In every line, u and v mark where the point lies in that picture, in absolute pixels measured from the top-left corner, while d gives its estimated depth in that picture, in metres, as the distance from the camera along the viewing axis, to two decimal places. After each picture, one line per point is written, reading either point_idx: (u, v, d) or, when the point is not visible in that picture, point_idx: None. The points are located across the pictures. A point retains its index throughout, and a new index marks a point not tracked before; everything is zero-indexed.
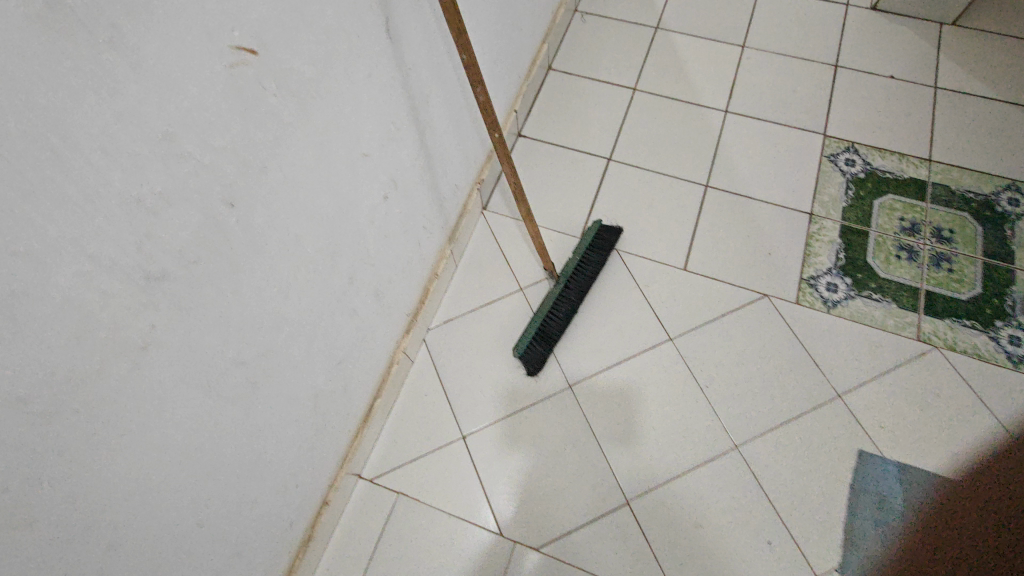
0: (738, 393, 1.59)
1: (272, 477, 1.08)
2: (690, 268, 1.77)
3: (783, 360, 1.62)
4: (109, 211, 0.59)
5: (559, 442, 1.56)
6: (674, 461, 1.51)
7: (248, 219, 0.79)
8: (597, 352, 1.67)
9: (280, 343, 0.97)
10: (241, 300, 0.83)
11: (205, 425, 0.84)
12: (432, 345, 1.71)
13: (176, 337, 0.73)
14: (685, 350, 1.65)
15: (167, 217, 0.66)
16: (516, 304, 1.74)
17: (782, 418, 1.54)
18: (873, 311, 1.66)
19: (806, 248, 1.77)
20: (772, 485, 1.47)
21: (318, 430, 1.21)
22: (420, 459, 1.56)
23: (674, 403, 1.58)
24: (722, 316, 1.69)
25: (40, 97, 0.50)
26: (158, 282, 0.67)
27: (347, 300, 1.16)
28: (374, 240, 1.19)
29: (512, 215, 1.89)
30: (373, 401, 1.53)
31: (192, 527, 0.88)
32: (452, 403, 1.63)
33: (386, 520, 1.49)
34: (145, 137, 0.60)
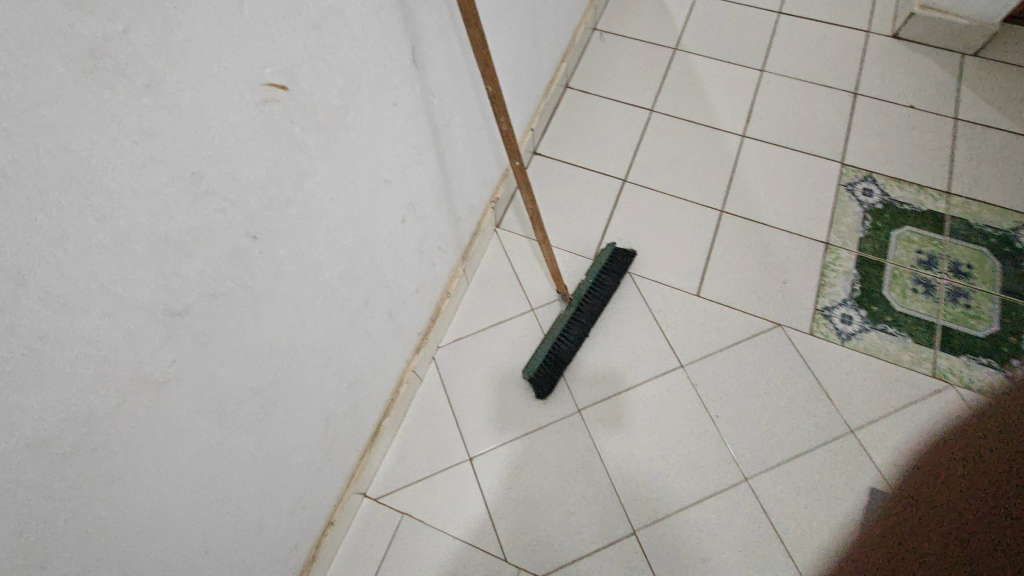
0: (749, 424, 1.57)
1: (281, 500, 1.07)
2: (704, 294, 1.76)
3: (795, 392, 1.60)
4: (138, 251, 0.59)
5: (567, 468, 1.54)
6: (682, 492, 1.50)
7: (271, 251, 0.79)
8: (607, 376, 1.66)
9: (295, 368, 0.97)
10: (260, 330, 0.83)
11: (219, 453, 0.83)
12: (442, 363, 1.71)
13: (196, 370, 0.73)
14: (696, 379, 1.64)
15: (193, 254, 0.66)
16: (526, 324, 1.74)
17: (794, 452, 1.52)
18: (887, 345, 1.64)
19: (821, 278, 1.75)
20: (781, 520, 1.45)
21: (328, 451, 1.21)
22: (426, 480, 1.55)
23: (683, 432, 1.57)
24: (735, 344, 1.68)
25: (78, 145, 0.50)
26: (180, 318, 0.67)
27: (362, 323, 1.15)
28: (391, 263, 1.19)
29: (526, 233, 1.88)
30: (381, 419, 1.53)
31: (201, 554, 0.88)
32: (460, 424, 1.62)
33: (390, 540, 1.48)
34: (176, 177, 0.60)
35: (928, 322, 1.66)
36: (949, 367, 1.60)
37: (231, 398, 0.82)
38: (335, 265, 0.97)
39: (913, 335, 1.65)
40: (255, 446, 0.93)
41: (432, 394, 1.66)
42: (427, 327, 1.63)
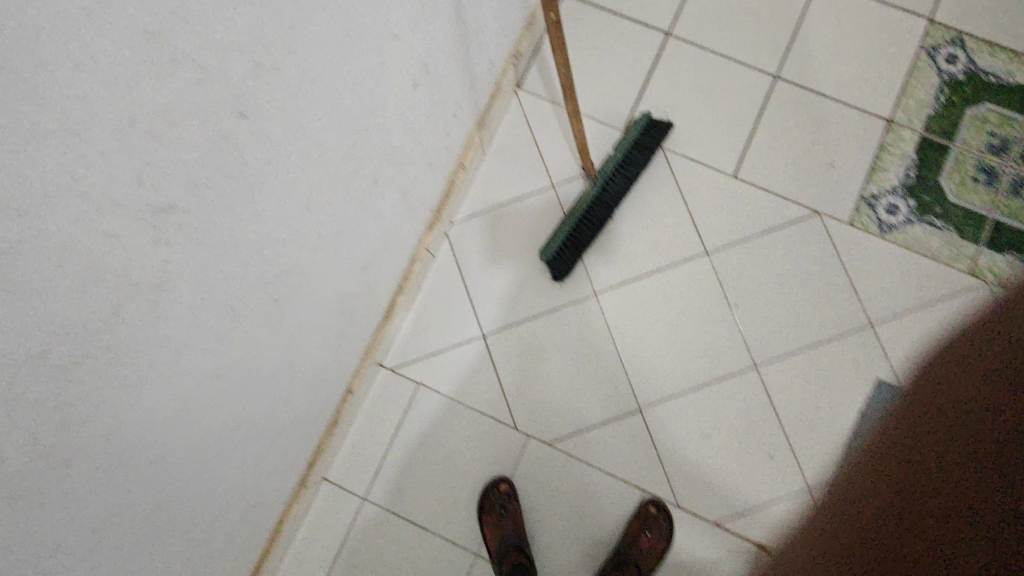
0: (769, 315, 1.54)
1: (300, 380, 1.09)
2: (742, 175, 1.61)
3: (821, 285, 1.54)
4: (100, 141, 0.48)
5: (580, 349, 1.56)
6: (691, 376, 1.53)
7: (263, 130, 0.67)
8: (627, 260, 1.59)
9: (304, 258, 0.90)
10: (259, 221, 0.74)
11: (232, 347, 0.81)
12: (455, 240, 1.63)
13: (192, 270, 0.66)
14: (721, 267, 1.57)
15: (169, 141, 0.55)
16: (545, 201, 1.62)
17: (808, 344, 1.52)
18: (931, 240, 1.54)
19: (875, 161, 1.59)
20: (783, 405, 1.50)
21: (343, 333, 1.20)
22: (440, 355, 1.58)
23: (700, 320, 1.55)
24: (767, 231, 1.58)
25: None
26: (166, 215, 0.59)
27: (371, 205, 1.06)
28: (401, 136, 1.05)
29: (551, 97, 1.67)
30: (394, 296, 1.50)
31: (228, 433, 0.91)
32: (474, 302, 1.60)
33: (407, 407, 1.56)
34: (128, 40, 0.46)
35: (981, 216, 1.54)
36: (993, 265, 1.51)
37: (237, 295, 0.76)
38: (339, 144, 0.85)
39: (961, 229, 1.54)
40: (268, 335, 0.90)
41: (444, 271, 1.62)
42: (440, 202, 1.53)
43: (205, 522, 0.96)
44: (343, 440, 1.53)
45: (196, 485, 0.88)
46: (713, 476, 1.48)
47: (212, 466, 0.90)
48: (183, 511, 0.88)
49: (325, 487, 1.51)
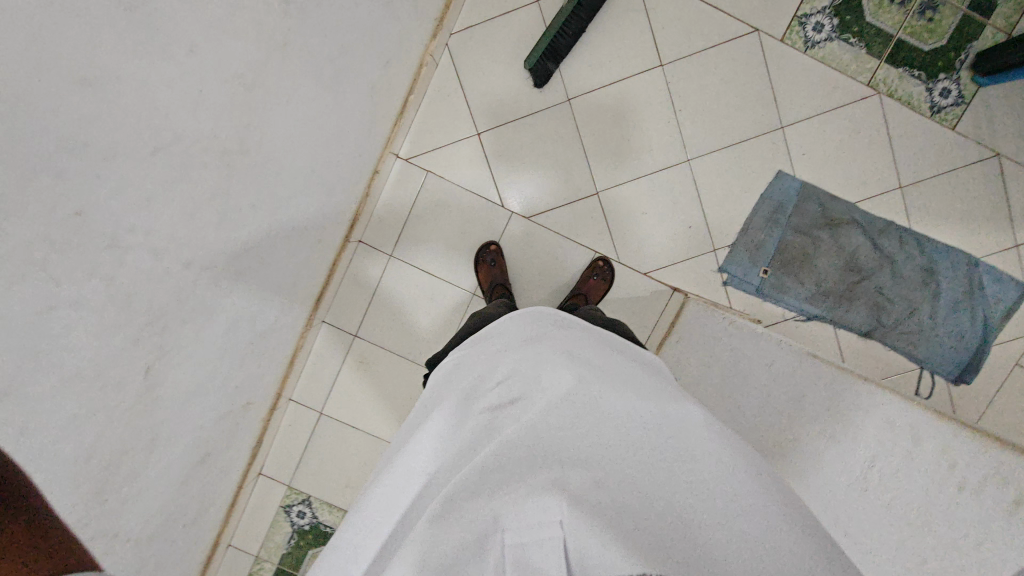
0: (810, 163, 1.23)
1: (262, 322, 0.95)
2: (782, 71, 1.22)
3: (871, 120, 1.22)
4: (113, 21, 0.39)
5: (567, 207, 1.25)
6: (686, 280, 1.27)
7: (249, 41, 0.56)
8: (626, 231, 1.26)
9: (270, 172, 0.73)
10: (236, 140, 0.61)
11: (200, 261, 0.65)
12: (396, 186, 1.25)
13: (163, 198, 0.53)
14: (674, 87, 1.22)
15: (172, 39, 0.45)
16: (524, 24, 1.20)
17: (850, 157, 1.23)
18: (849, 61, 1.21)
19: (909, 24, 1.19)
20: (790, 286, 1.24)
21: (303, 276, 1.05)
22: (381, 298, 1.27)
23: (691, 199, 1.25)
24: (813, 119, 1.22)
25: (123, 73, 0.42)
26: (168, 146, 0.51)
27: (337, 144, 0.91)
28: (329, 55, 0.74)
29: (532, 13, 1.20)
30: (353, 217, 1.18)
31: (194, 371, 0.77)
32: (420, 200, 1.26)
33: (331, 386, 1.29)
34: None
35: (986, 16, 1.18)
36: (890, 81, 1.21)
37: (197, 215, 0.60)
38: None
39: (903, 19, 1.19)
40: (265, 255, 0.83)
41: (394, 187, 1.25)
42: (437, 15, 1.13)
43: (164, 475, 0.82)
44: (278, 423, 1.27)
45: (144, 432, 0.70)
46: (740, 305, 1.27)
47: (170, 412, 0.76)
48: (133, 467, 0.71)
49: (254, 481, 1.27)
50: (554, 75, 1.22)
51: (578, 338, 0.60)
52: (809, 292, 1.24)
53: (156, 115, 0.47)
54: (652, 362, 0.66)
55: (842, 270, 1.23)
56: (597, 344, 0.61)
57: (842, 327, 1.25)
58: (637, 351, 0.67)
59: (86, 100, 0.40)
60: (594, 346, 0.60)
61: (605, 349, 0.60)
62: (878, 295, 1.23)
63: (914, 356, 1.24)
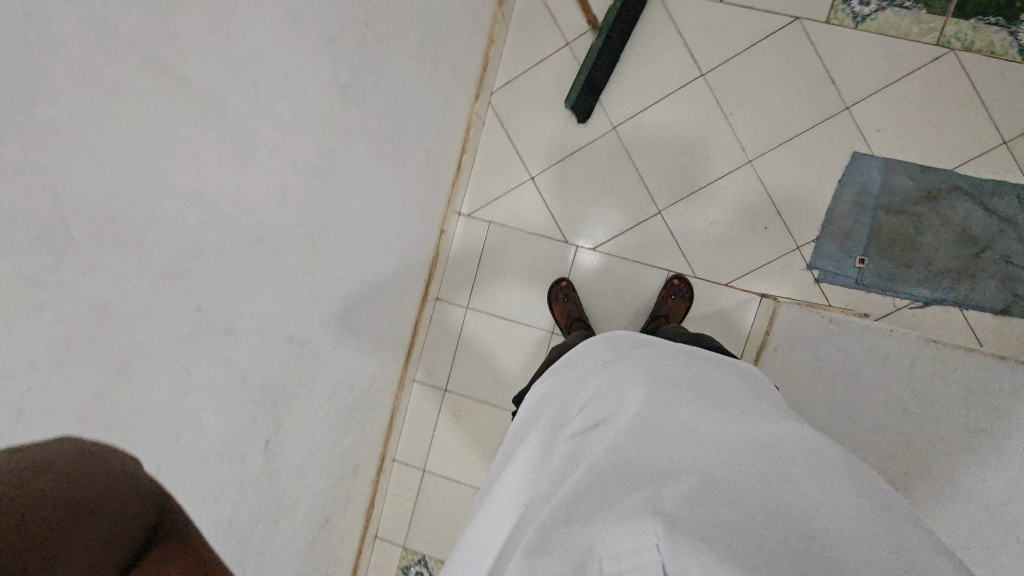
0: (889, 138, 1.14)
1: (360, 387, 1.01)
2: (836, 52, 1.16)
3: (951, 79, 1.12)
4: (210, 142, 0.47)
5: (632, 231, 1.24)
6: (773, 284, 1.19)
7: (317, 138, 0.63)
8: (698, 245, 1.22)
9: (349, 247, 0.80)
10: (317, 224, 0.69)
11: (299, 336, 0.72)
12: (463, 242, 1.32)
13: (263, 286, 0.60)
14: (721, 93, 1.19)
15: (255, 149, 0.53)
16: (559, 67, 1.25)
17: (935, 123, 1.13)
18: (909, 25, 1.13)
19: None
20: (894, 271, 1.13)
21: (391, 339, 1.11)
22: (464, 350, 1.32)
23: (761, 200, 1.19)
24: (882, 92, 1.14)
25: (221, 184, 0.49)
26: (262, 240, 0.58)
27: (403, 212, 0.98)
28: (386, 135, 0.82)
29: (566, 57, 1.24)
30: (427, 277, 1.24)
31: (305, 439, 0.83)
32: (487, 251, 1.31)
33: (430, 442, 1.33)
34: (201, 52, 0.43)
35: None
36: (963, 35, 1.11)
37: (292, 296, 0.67)
38: (311, 30, 0.56)
39: None
40: (354, 324, 0.90)
41: (462, 243, 1.32)
42: (476, 78, 1.20)
43: (290, 543, 0.87)
44: (386, 484, 1.32)
45: (270, 502, 0.77)
46: (839, 301, 1.17)
47: (290, 481, 0.82)
48: (263, 536, 0.77)
49: (372, 544, 1.32)
50: (596, 108, 1.24)
51: (661, 356, 0.61)
52: (918, 275, 1.12)
53: (250, 215, 0.55)
54: (741, 371, 0.64)
55: (952, 245, 1.11)
56: (682, 360, 0.61)
57: (967, 306, 1.12)
58: (724, 361, 0.65)
59: (195, 211, 0.47)
60: (679, 363, 0.60)
61: (691, 364, 0.60)
62: (1002, 264, 1.10)
63: None
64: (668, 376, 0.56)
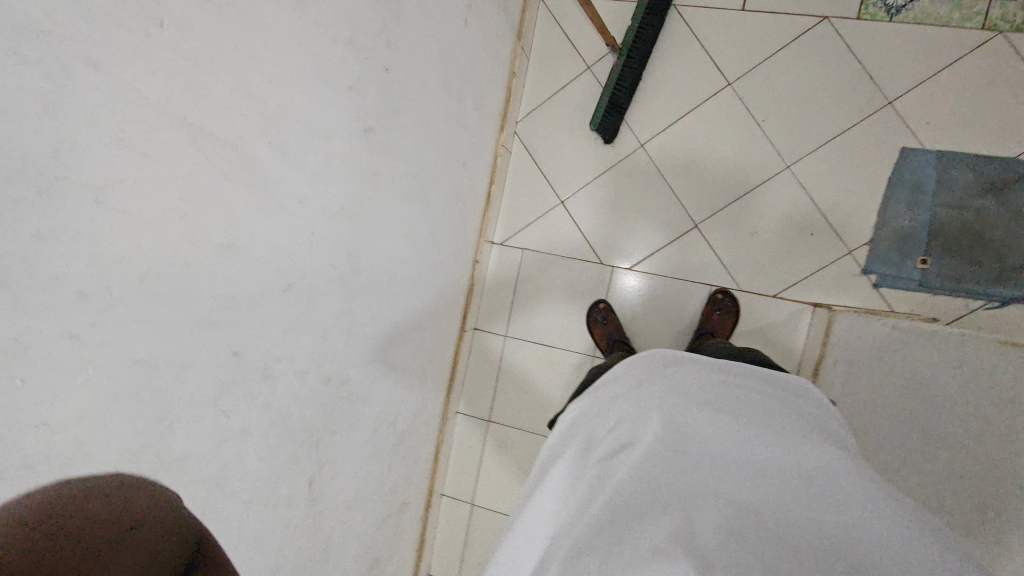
0: (940, 131, 1.07)
1: (402, 423, 1.01)
2: (871, 48, 1.10)
3: (1004, 63, 1.05)
4: (241, 196, 0.49)
5: (668, 248, 1.21)
6: (826, 293, 1.13)
7: (344, 182, 0.65)
8: (739, 257, 1.17)
9: (383, 285, 0.81)
10: (350, 265, 0.70)
11: (338, 376, 0.73)
12: (498, 271, 1.32)
13: (300, 329, 0.62)
14: (750, 101, 1.16)
15: (284, 198, 0.55)
16: (582, 91, 1.25)
17: (991, 110, 1.05)
18: (950, 11, 1.07)
19: None
20: (961, 271, 1.05)
21: (431, 373, 1.11)
22: (506, 379, 1.30)
23: (804, 205, 1.14)
24: (927, 84, 1.08)
25: (254, 235, 0.51)
26: (295, 285, 0.59)
27: (435, 247, 0.99)
28: (413, 173, 0.83)
29: (588, 81, 1.25)
30: (464, 309, 1.25)
31: (350, 478, 0.84)
32: (522, 278, 1.30)
33: (477, 475, 1.31)
34: (227, 113, 0.45)
35: None
36: (1013, 14, 1.04)
37: (329, 336, 0.69)
38: (334, 79, 0.59)
39: None
40: (393, 360, 0.90)
41: (496, 272, 1.32)
42: (501, 109, 1.22)
43: None
44: (436, 520, 1.31)
45: (318, 544, 0.77)
46: (901, 306, 1.09)
47: (337, 522, 0.82)
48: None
49: None
50: (623, 128, 1.24)
51: (699, 376, 0.59)
52: (990, 273, 1.03)
53: (284, 260, 0.56)
54: (785, 385, 0.61)
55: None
56: (723, 382, 0.58)
57: None
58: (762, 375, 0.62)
59: (230, 261, 0.49)
60: (719, 385, 0.57)
61: (732, 385, 0.57)
62: None
63: None
64: (704, 400, 0.54)
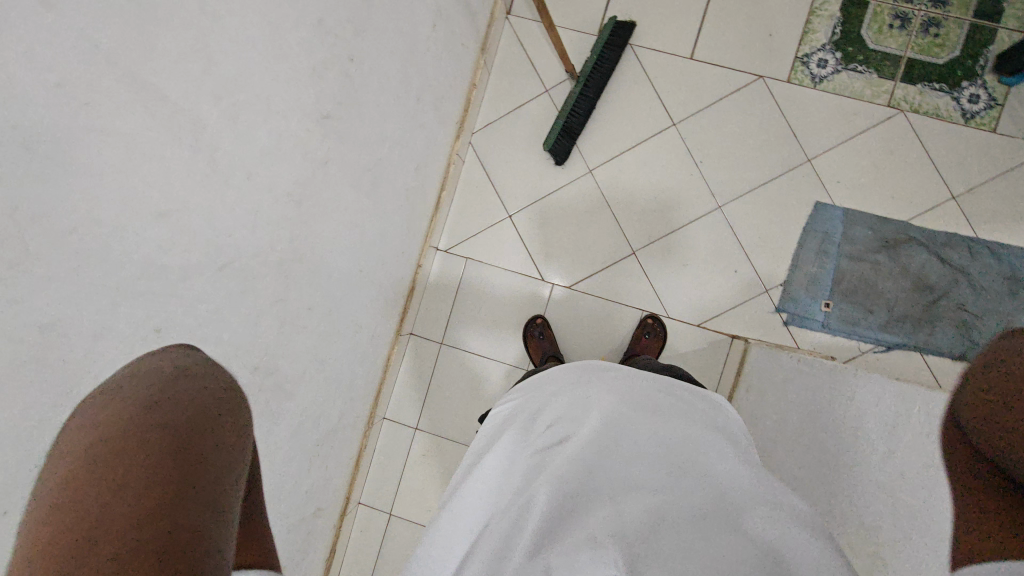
0: (849, 191, 1.20)
1: (326, 423, 0.97)
2: (797, 109, 1.23)
3: (902, 138, 1.20)
4: (184, 163, 0.46)
5: (606, 270, 1.26)
6: (743, 326, 1.22)
7: (295, 165, 0.63)
8: (670, 286, 1.24)
9: (322, 277, 0.79)
10: (291, 252, 0.68)
11: (266, 366, 0.70)
12: (440, 278, 1.32)
13: (230, 312, 0.58)
14: (691, 141, 1.25)
15: (229, 172, 0.52)
16: (537, 112, 1.29)
17: (890, 178, 1.20)
18: (862, 87, 1.21)
19: (915, 43, 1.19)
20: (857, 316, 1.18)
21: (360, 374, 1.08)
22: (437, 387, 1.29)
23: (731, 244, 1.23)
24: (840, 147, 1.21)
25: (193, 205, 0.49)
26: (231, 264, 0.57)
27: (380, 245, 0.98)
28: (365, 167, 0.82)
29: (544, 103, 1.29)
30: (402, 312, 1.23)
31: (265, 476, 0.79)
32: (463, 286, 1.31)
33: (399, 482, 1.28)
34: (180, 74, 0.43)
35: (994, 21, 1.17)
36: (910, 98, 1.20)
37: (260, 325, 0.66)
38: (296, 59, 0.58)
39: (908, 40, 1.19)
40: (323, 356, 0.87)
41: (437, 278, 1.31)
42: (458, 118, 1.23)
43: None
44: (350, 530, 1.25)
45: None
46: (806, 344, 1.20)
47: None
48: None
49: None
50: (574, 152, 1.29)
51: (631, 380, 0.62)
52: (880, 320, 1.17)
53: (222, 236, 0.54)
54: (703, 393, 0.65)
55: (910, 292, 1.16)
56: (656, 388, 0.61)
57: (928, 351, 1.16)
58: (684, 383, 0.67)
59: (162, 229, 0.46)
60: (652, 390, 0.61)
61: (659, 390, 0.61)
62: (957, 310, 1.15)
63: None
64: (637, 403, 0.57)
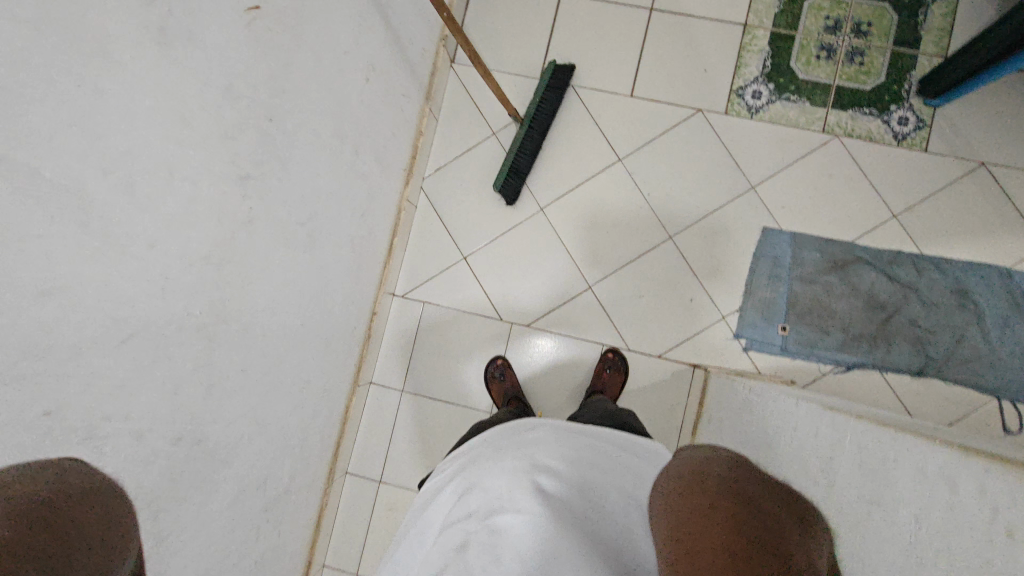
0: (793, 216, 1.23)
1: (274, 486, 0.93)
2: (737, 139, 1.26)
3: (839, 162, 1.23)
4: (72, 240, 0.45)
5: (564, 307, 1.26)
6: (704, 355, 1.21)
7: (211, 227, 0.62)
8: (628, 320, 1.24)
9: (255, 336, 0.77)
10: (214, 315, 0.66)
11: (192, 435, 0.67)
12: (397, 324, 1.30)
13: (139, 383, 0.56)
14: (637, 175, 1.27)
15: (128, 243, 0.51)
16: (486, 155, 1.31)
17: (832, 200, 1.22)
18: (797, 115, 1.25)
19: (842, 72, 1.24)
20: (813, 337, 1.18)
21: (311, 430, 1.04)
22: (400, 436, 1.26)
23: (684, 273, 1.24)
24: (781, 173, 1.24)
25: (88, 281, 0.47)
26: (139, 334, 0.55)
27: (325, 297, 0.96)
28: (299, 222, 0.82)
29: (492, 146, 1.31)
30: (359, 361, 1.20)
31: (203, 552, 0.75)
32: (422, 332, 1.29)
33: (365, 540, 1.22)
34: (62, 153, 0.43)
35: (915, 47, 1.23)
36: (843, 123, 1.24)
37: (181, 392, 0.63)
38: (202, 125, 0.57)
39: (835, 69, 1.24)
40: (265, 417, 0.85)
41: (395, 325, 1.30)
42: (406, 165, 1.24)
43: None
44: None
45: None
46: (766, 368, 1.20)
47: None
48: None
49: None
50: (524, 191, 1.30)
51: (557, 439, 0.61)
52: (835, 341, 1.17)
53: (123, 307, 0.52)
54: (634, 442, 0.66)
55: (862, 311, 1.17)
56: (575, 448, 0.60)
57: (885, 367, 1.16)
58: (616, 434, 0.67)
59: (45, 309, 0.44)
60: (576, 448, 0.60)
61: (584, 448, 0.61)
62: (910, 326, 1.16)
63: (976, 383, 1.14)
64: (551, 467, 0.56)
